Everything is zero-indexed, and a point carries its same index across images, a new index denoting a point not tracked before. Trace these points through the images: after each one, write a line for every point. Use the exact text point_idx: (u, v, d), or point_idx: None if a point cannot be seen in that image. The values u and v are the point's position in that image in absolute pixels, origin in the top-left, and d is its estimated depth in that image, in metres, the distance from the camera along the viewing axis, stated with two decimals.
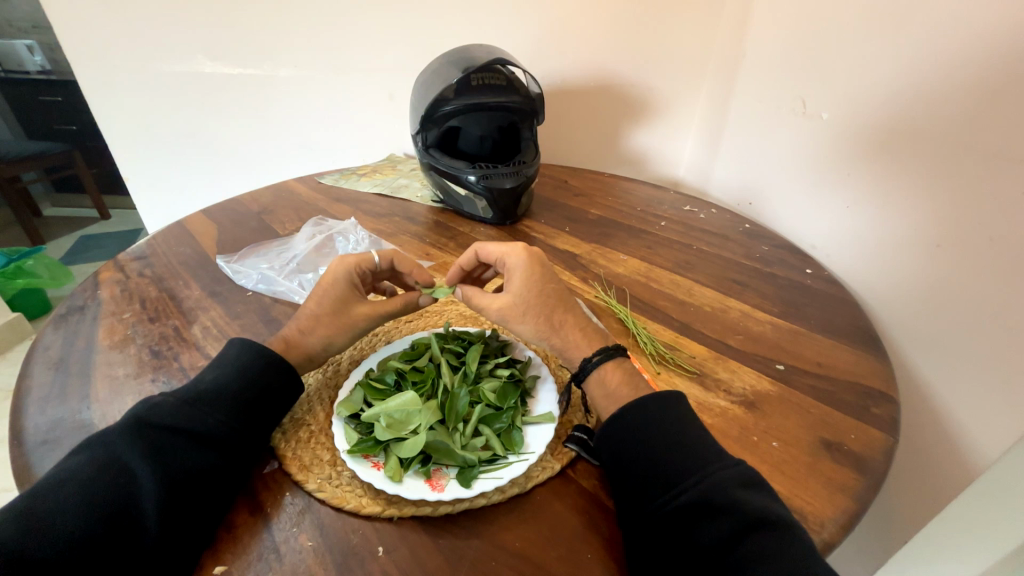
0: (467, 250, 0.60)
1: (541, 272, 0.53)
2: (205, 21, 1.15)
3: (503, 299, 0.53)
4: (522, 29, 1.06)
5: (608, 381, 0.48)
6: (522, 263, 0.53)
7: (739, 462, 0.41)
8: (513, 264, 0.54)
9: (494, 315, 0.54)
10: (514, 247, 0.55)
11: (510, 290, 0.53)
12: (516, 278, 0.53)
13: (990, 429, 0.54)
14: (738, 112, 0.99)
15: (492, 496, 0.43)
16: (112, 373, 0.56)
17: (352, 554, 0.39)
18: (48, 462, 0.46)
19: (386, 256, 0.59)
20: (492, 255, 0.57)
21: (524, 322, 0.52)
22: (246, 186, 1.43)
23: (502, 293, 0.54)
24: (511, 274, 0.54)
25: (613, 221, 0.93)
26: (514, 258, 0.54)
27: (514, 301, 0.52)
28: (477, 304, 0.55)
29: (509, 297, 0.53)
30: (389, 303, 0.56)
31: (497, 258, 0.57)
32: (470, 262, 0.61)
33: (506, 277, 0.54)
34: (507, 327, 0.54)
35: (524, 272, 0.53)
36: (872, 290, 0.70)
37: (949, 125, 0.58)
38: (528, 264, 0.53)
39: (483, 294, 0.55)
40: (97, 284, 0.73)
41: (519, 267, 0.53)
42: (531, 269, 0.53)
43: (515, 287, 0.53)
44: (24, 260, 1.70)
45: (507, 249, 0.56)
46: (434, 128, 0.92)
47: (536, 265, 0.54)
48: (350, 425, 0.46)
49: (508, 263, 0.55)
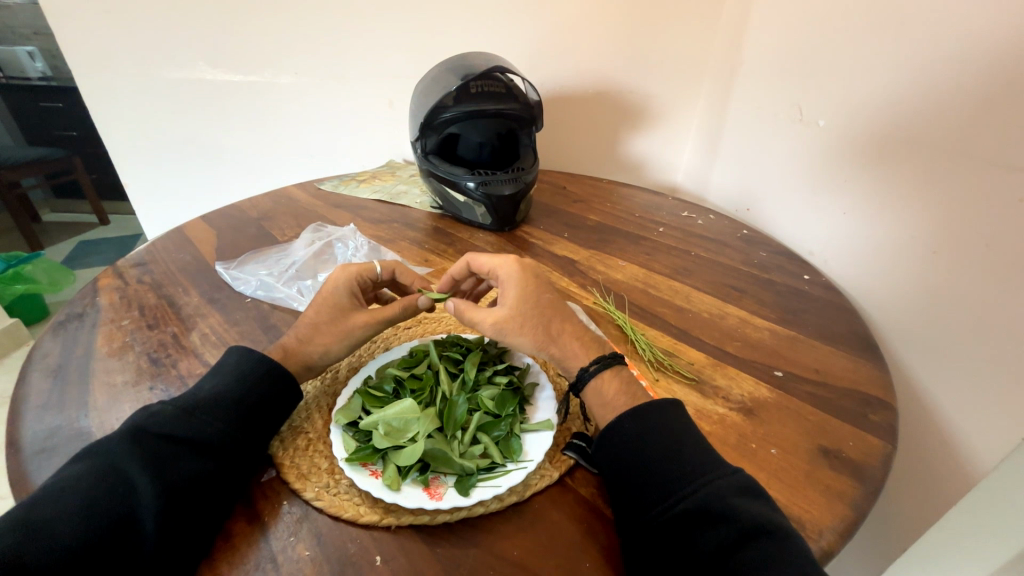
0: (459, 261, 0.61)
1: (535, 284, 0.54)
2: (206, 28, 1.15)
3: (499, 312, 0.52)
4: (521, 37, 1.07)
5: (606, 391, 0.48)
6: (514, 276, 0.54)
7: (737, 469, 0.41)
8: (506, 276, 0.55)
9: (490, 330, 0.53)
10: (505, 260, 0.56)
11: (505, 303, 0.53)
12: (511, 290, 0.53)
13: (989, 436, 0.54)
14: (736, 119, 0.99)
15: (490, 504, 0.43)
16: (111, 380, 0.56)
17: (350, 563, 0.39)
18: (46, 470, 0.46)
19: (388, 268, 0.61)
20: (485, 267, 0.58)
21: (523, 334, 0.51)
22: (246, 192, 1.43)
23: (497, 306, 0.54)
24: (506, 287, 0.54)
25: (612, 227, 0.94)
26: (507, 270, 0.55)
27: (512, 313, 0.52)
28: (471, 318, 0.54)
29: (506, 310, 0.52)
30: (387, 310, 0.55)
31: (489, 270, 0.57)
32: (463, 272, 0.61)
33: (501, 288, 0.55)
34: (504, 341, 0.53)
35: (519, 284, 0.54)
36: (871, 296, 0.71)
37: (945, 132, 0.59)
38: (522, 276, 0.54)
39: (476, 308, 0.55)
40: (96, 290, 0.73)
41: (513, 280, 0.54)
42: (525, 282, 0.54)
43: (511, 299, 0.53)
44: (24, 265, 1.71)
45: (499, 261, 0.56)
46: (433, 135, 0.92)
47: (529, 278, 0.54)
48: (348, 433, 0.46)
49: (501, 276, 0.55)
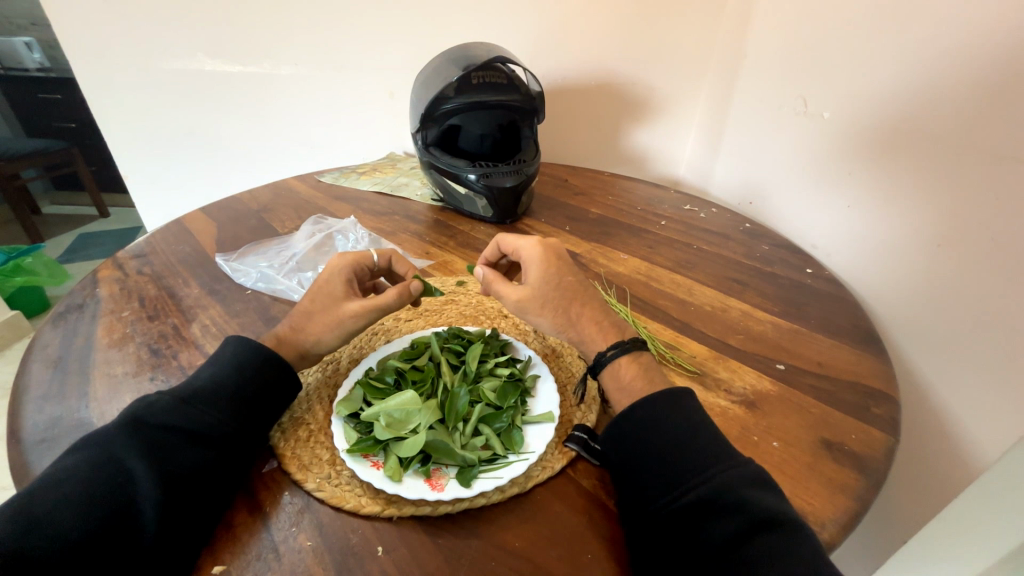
0: (491, 242, 0.60)
1: (558, 265, 0.53)
2: (205, 20, 1.14)
3: (522, 291, 0.52)
4: (521, 29, 1.06)
5: (623, 374, 0.48)
6: (538, 256, 0.53)
7: (748, 461, 0.41)
8: (529, 256, 0.54)
9: (512, 306, 0.53)
10: (531, 240, 0.55)
11: (528, 282, 0.53)
12: (534, 269, 0.53)
13: (990, 430, 0.54)
14: (738, 112, 0.99)
15: (492, 496, 0.43)
16: (112, 371, 0.56)
17: (352, 554, 0.39)
18: (46, 461, 0.45)
19: (385, 255, 0.60)
20: (511, 246, 0.57)
21: (543, 315, 0.52)
22: (247, 184, 1.42)
23: (520, 285, 0.53)
24: (528, 266, 0.54)
25: (613, 220, 0.93)
26: (530, 250, 0.54)
27: (534, 292, 0.52)
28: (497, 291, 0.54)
29: (528, 288, 0.52)
30: (380, 297, 0.53)
31: (514, 250, 0.57)
32: (495, 253, 0.61)
33: (523, 269, 0.54)
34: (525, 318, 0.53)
35: (541, 264, 0.53)
36: (873, 288, 0.70)
37: (953, 125, 0.58)
38: (545, 257, 0.53)
39: (503, 281, 0.54)
40: (96, 282, 0.73)
41: (535, 259, 0.53)
42: (548, 262, 0.53)
43: (533, 279, 0.52)
44: (23, 258, 1.71)
45: (524, 241, 0.56)
46: (433, 127, 0.92)
47: (553, 259, 0.54)
48: (349, 424, 0.46)
49: (523, 256, 0.55)
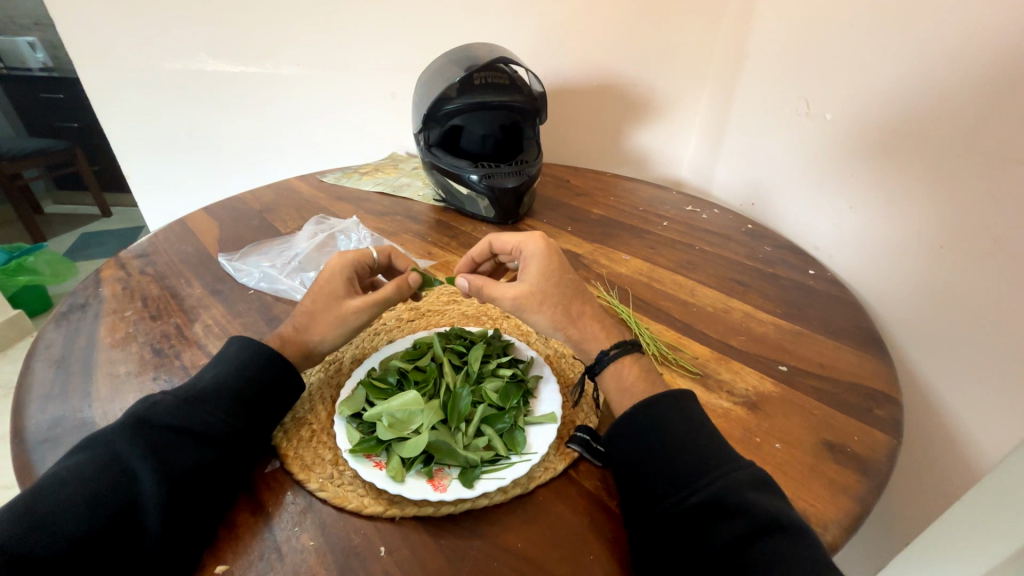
0: (480, 241, 0.61)
1: (558, 261, 0.53)
2: (208, 21, 1.15)
3: (521, 288, 0.52)
4: (523, 30, 1.06)
5: (624, 376, 0.48)
6: (540, 252, 0.53)
7: (751, 463, 0.40)
8: (530, 252, 0.54)
9: (510, 303, 0.52)
10: (531, 236, 0.55)
11: (527, 278, 0.53)
12: (534, 266, 0.53)
13: (992, 431, 0.54)
14: (740, 113, 0.99)
15: (494, 496, 0.43)
16: (114, 371, 0.56)
17: (354, 554, 0.39)
18: (49, 460, 0.46)
19: (384, 252, 0.60)
20: (512, 244, 0.57)
21: (541, 311, 0.51)
22: (249, 184, 1.43)
23: (518, 282, 0.53)
24: (528, 263, 0.53)
25: (615, 221, 0.93)
26: (532, 245, 0.54)
27: (534, 289, 0.52)
28: (491, 292, 0.54)
29: (527, 285, 0.52)
30: (381, 292, 0.54)
31: (514, 247, 0.57)
32: (483, 252, 0.61)
33: (522, 266, 0.54)
34: (522, 316, 0.53)
35: (542, 261, 0.53)
36: (875, 289, 0.70)
37: (954, 127, 0.58)
38: (547, 253, 0.53)
39: (496, 283, 0.54)
40: (98, 282, 0.73)
41: (537, 254, 0.53)
42: (550, 258, 0.53)
43: (531, 276, 0.52)
44: (25, 257, 1.71)
45: (524, 238, 0.55)
46: (435, 127, 0.92)
47: (554, 254, 0.53)
48: (352, 424, 0.46)
49: (524, 252, 0.54)
